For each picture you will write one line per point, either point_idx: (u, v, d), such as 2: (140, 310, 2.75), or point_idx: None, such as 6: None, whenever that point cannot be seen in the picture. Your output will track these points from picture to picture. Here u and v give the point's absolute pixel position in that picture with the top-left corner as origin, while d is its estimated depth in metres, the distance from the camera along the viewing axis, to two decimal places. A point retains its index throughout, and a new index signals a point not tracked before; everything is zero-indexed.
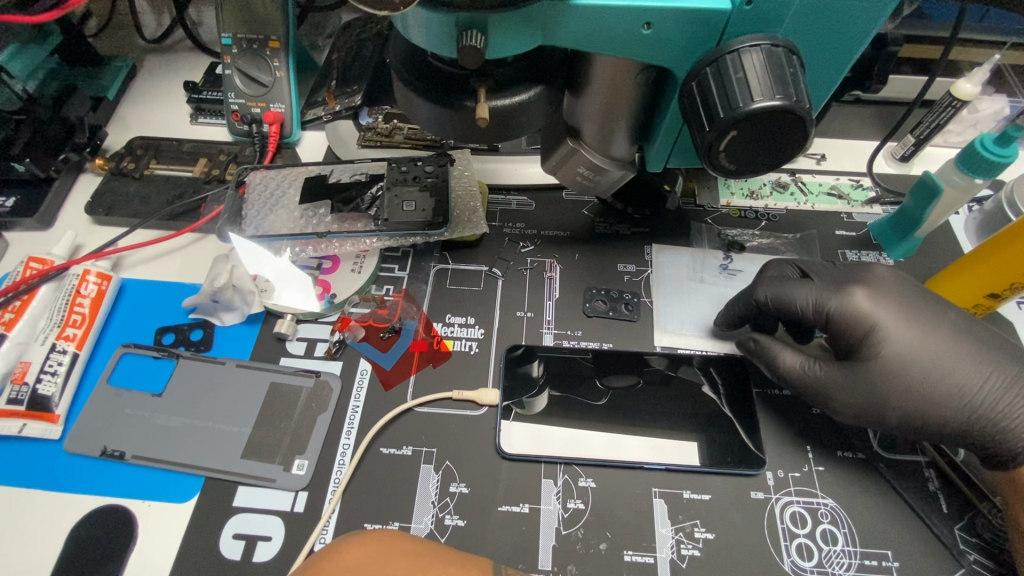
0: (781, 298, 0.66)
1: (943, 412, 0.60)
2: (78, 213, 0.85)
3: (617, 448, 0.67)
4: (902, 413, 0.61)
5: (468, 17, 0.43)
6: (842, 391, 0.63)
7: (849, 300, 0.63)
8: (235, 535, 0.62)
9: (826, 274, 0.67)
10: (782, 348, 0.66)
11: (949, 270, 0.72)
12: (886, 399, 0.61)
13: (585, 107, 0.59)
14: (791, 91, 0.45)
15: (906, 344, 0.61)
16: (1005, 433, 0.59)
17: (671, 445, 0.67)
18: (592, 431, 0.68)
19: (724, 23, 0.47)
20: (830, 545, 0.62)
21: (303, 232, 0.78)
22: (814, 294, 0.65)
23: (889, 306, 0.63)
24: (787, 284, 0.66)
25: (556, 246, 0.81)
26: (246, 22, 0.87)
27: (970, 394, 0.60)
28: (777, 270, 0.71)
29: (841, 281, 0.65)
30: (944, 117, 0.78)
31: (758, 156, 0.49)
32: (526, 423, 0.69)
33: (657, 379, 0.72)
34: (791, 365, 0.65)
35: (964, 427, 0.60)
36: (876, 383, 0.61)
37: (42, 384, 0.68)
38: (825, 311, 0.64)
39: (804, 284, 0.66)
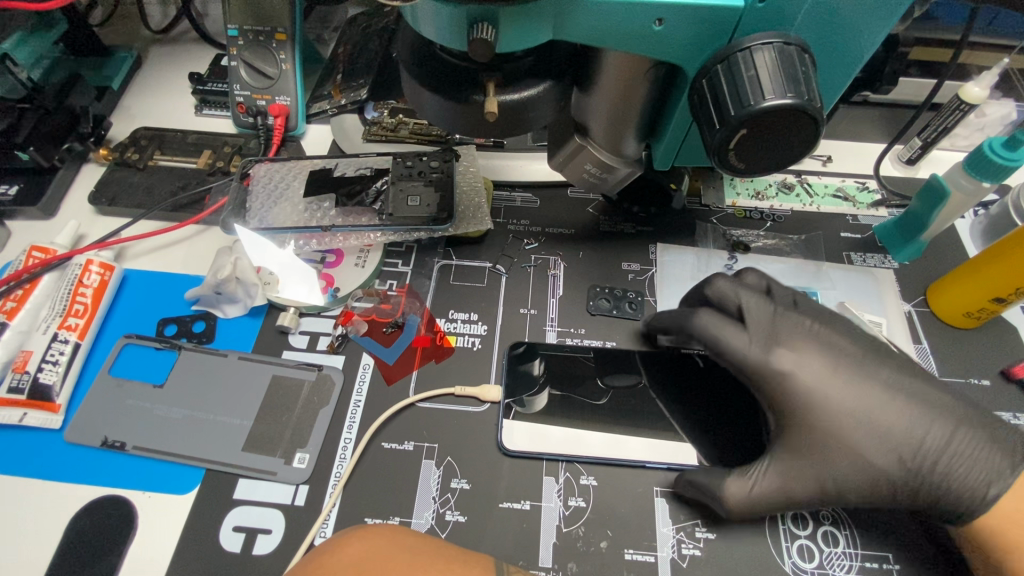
0: (714, 340, 0.63)
1: (891, 480, 0.58)
2: (81, 202, 0.85)
3: (616, 447, 0.66)
4: (859, 490, 0.58)
5: (478, 10, 0.43)
6: (797, 481, 0.58)
7: (776, 359, 0.60)
8: (235, 527, 0.62)
9: (758, 323, 0.63)
10: (727, 473, 0.60)
11: (955, 275, 0.72)
12: (839, 479, 0.58)
13: (593, 104, 0.59)
14: (803, 90, 0.44)
15: (842, 411, 0.58)
16: (959, 488, 0.57)
17: (671, 444, 0.66)
18: (592, 430, 0.67)
19: (736, 20, 0.47)
20: (831, 547, 0.62)
21: (307, 225, 0.77)
22: (745, 343, 0.62)
23: (812, 361, 0.60)
24: (720, 326, 0.63)
25: (560, 243, 0.81)
26: (252, 13, 0.86)
27: (916, 452, 0.57)
28: (718, 295, 0.67)
29: (769, 337, 0.62)
30: (951, 121, 0.78)
31: (767, 155, 0.48)
32: (526, 421, 0.68)
33: (659, 381, 0.71)
34: (736, 494, 0.59)
35: (915, 490, 0.58)
36: (831, 460, 0.58)
37: (43, 373, 0.67)
38: (746, 364, 0.61)
39: (738, 330, 0.62)
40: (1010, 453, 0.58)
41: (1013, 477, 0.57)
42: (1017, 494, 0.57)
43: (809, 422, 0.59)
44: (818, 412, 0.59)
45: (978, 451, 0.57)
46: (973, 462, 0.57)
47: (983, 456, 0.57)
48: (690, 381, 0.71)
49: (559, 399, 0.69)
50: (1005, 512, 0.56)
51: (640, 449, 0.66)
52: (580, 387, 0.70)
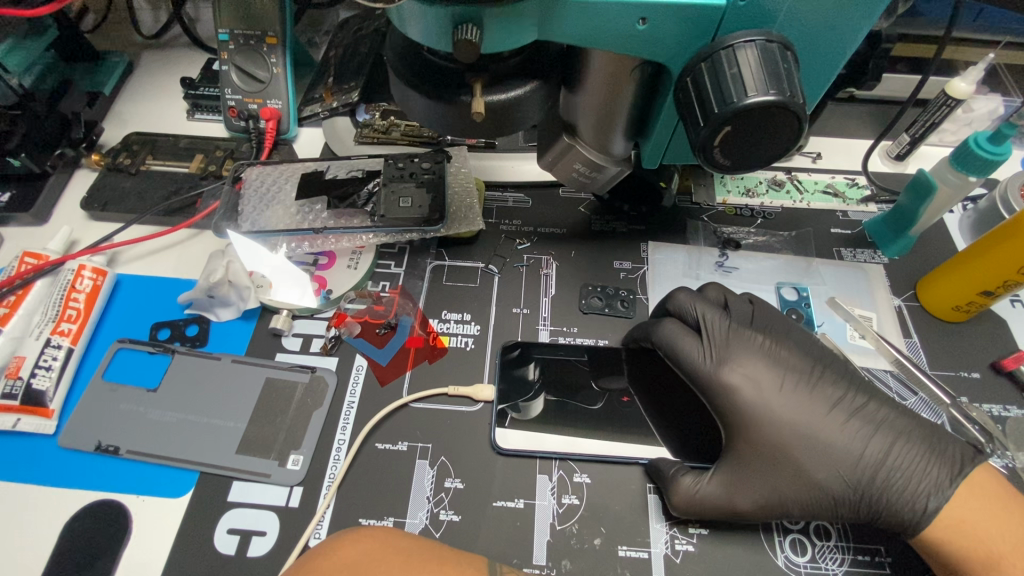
0: (672, 350, 0.66)
1: (830, 493, 0.59)
2: (74, 208, 0.85)
3: (616, 446, 0.67)
4: (799, 502, 0.59)
5: (462, 11, 0.43)
6: (740, 492, 0.60)
7: (726, 371, 0.62)
8: (230, 530, 0.62)
9: (714, 334, 0.65)
10: (682, 470, 0.62)
11: (944, 269, 0.73)
12: (780, 490, 0.59)
13: (581, 104, 0.59)
14: (785, 86, 0.45)
15: (782, 423, 0.60)
16: (900, 500, 0.57)
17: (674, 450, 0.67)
18: (591, 438, 0.67)
19: (719, 19, 0.47)
20: (823, 541, 0.62)
21: (299, 228, 0.77)
22: (701, 354, 0.64)
23: (752, 370, 0.63)
24: (678, 338, 0.66)
25: (552, 243, 0.81)
26: (242, 18, 0.87)
27: (853, 462, 0.59)
28: (680, 307, 0.69)
29: (723, 350, 0.64)
30: (938, 116, 0.79)
31: (751, 153, 0.49)
32: (523, 428, 0.68)
33: (642, 386, 0.71)
34: (684, 490, 0.60)
35: (856, 502, 0.58)
36: (773, 471, 0.60)
37: (36, 379, 0.68)
38: (697, 374, 0.64)
39: (695, 341, 0.65)
40: (950, 465, 0.58)
41: (952, 490, 0.57)
42: (961, 505, 0.56)
43: (751, 432, 0.61)
44: (758, 423, 0.61)
45: (917, 463, 0.58)
46: (911, 473, 0.58)
47: (922, 467, 0.58)
48: (669, 385, 0.71)
49: (553, 399, 0.70)
50: (951, 523, 0.56)
51: (645, 451, 0.66)
52: (577, 392, 0.70)
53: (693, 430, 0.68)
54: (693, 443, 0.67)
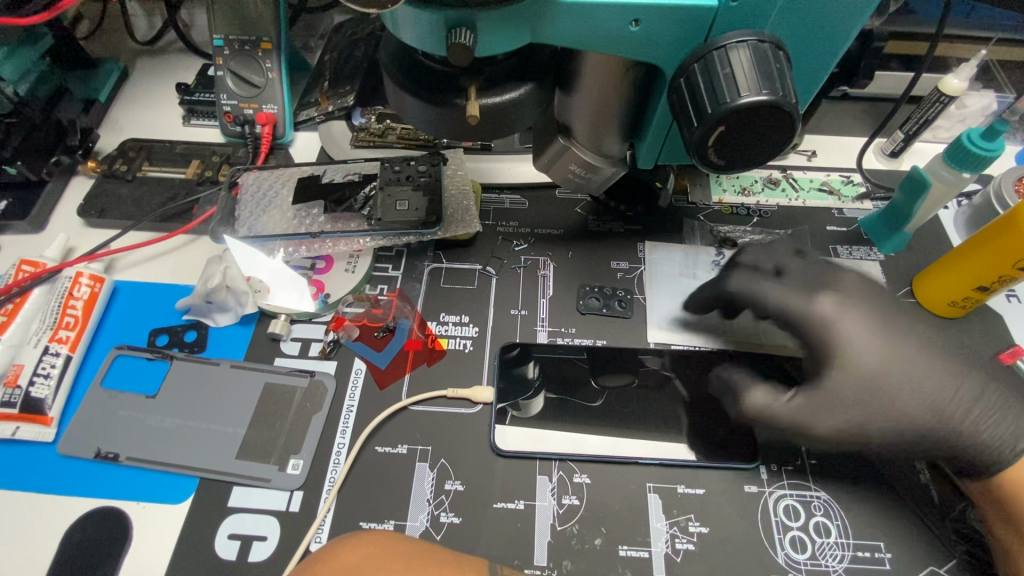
0: (751, 295, 0.69)
1: (921, 426, 0.60)
2: (70, 215, 0.85)
3: (617, 446, 0.67)
4: (880, 429, 0.61)
5: (456, 15, 0.43)
6: (821, 417, 0.62)
7: (812, 305, 0.66)
8: (230, 535, 0.62)
9: (800, 275, 0.69)
10: (753, 395, 0.66)
11: (942, 262, 0.73)
12: (897, 420, 0.61)
13: (576, 105, 0.59)
14: (778, 86, 0.45)
15: (877, 360, 0.62)
16: (979, 440, 0.58)
17: (677, 449, 0.67)
18: (592, 434, 0.68)
19: (710, 19, 0.47)
20: (822, 538, 0.62)
21: (296, 232, 0.78)
22: (781, 295, 0.67)
23: (858, 313, 0.65)
24: (755, 283, 0.69)
25: (549, 244, 0.81)
26: (237, 23, 0.87)
27: (946, 403, 0.60)
28: (750, 259, 0.72)
29: (813, 287, 0.67)
30: (932, 112, 0.79)
31: (747, 152, 0.49)
32: (524, 425, 0.68)
33: (651, 379, 0.72)
34: (755, 405, 0.66)
35: (938, 437, 0.60)
36: (848, 399, 0.62)
37: (35, 387, 0.67)
38: (790, 313, 0.67)
39: (769, 281, 0.69)
40: None
41: None
42: None
43: (847, 363, 0.63)
44: (914, 364, 0.62)
45: (1007, 405, 0.61)
46: (1005, 415, 0.59)
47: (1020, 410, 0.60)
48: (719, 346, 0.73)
49: (552, 401, 0.70)
50: None
51: (648, 452, 0.66)
52: (578, 390, 0.71)
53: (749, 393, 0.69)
54: (712, 428, 0.68)
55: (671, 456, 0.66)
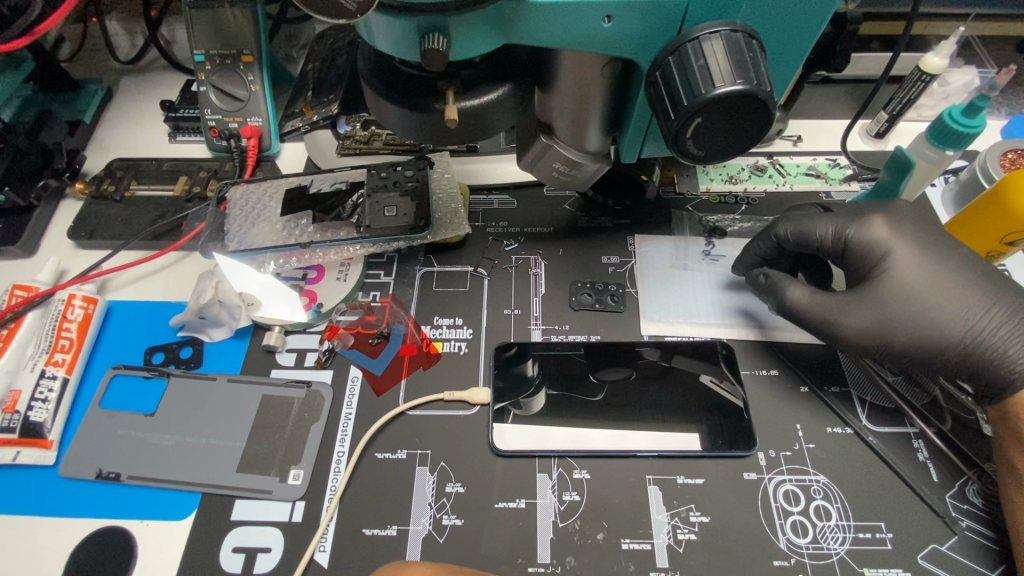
0: (802, 232, 0.69)
1: (946, 338, 0.61)
2: (61, 238, 0.85)
3: (618, 441, 0.67)
4: (908, 336, 0.61)
5: (428, 21, 0.43)
6: (851, 313, 0.63)
7: (868, 228, 0.65)
8: (234, 548, 0.62)
9: (847, 208, 0.69)
10: (788, 284, 0.68)
11: (960, 219, 0.71)
12: (924, 326, 0.61)
13: (556, 103, 0.59)
14: (751, 75, 0.45)
15: (921, 272, 0.62)
16: (1005, 359, 0.59)
17: (677, 438, 0.67)
18: (591, 428, 0.68)
19: (683, 12, 0.47)
20: (824, 521, 0.62)
21: (286, 243, 0.78)
22: (834, 224, 0.67)
23: (910, 235, 0.64)
24: (809, 219, 0.69)
25: (540, 242, 0.82)
26: (217, 38, 0.87)
27: (979, 318, 0.60)
28: (799, 209, 0.74)
29: (861, 212, 0.67)
30: (915, 92, 0.80)
31: (727, 142, 0.49)
32: (524, 424, 0.69)
33: (649, 372, 0.72)
34: (792, 295, 0.67)
35: (964, 354, 0.60)
36: (887, 304, 0.62)
37: (33, 411, 0.68)
38: (844, 239, 0.66)
39: (823, 216, 0.68)
40: None
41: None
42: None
43: (890, 272, 0.63)
44: (949, 280, 0.62)
45: None
46: None
47: None
48: (750, 287, 0.74)
49: (551, 398, 0.70)
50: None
51: (646, 444, 0.66)
52: (577, 385, 0.71)
53: (751, 380, 0.71)
54: (710, 416, 0.69)
55: (671, 447, 0.66)
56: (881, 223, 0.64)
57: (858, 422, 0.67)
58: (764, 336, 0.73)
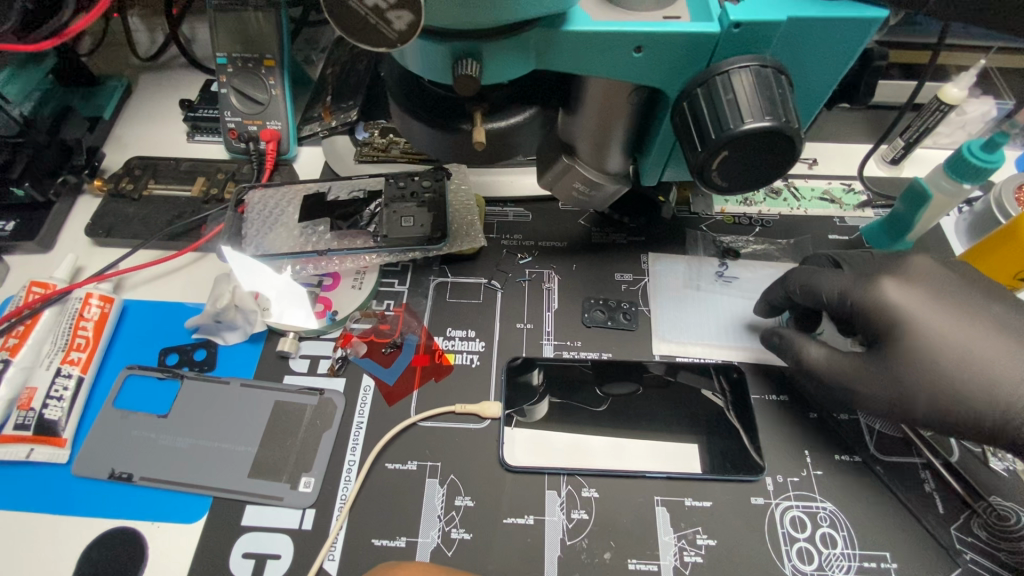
0: (809, 286, 0.67)
1: (971, 409, 0.57)
2: (78, 235, 0.86)
3: (619, 456, 0.69)
4: (929, 406, 0.58)
5: (462, 46, 0.44)
6: (865, 380, 0.61)
7: (875, 291, 0.62)
8: (245, 554, 0.63)
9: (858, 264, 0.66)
10: (805, 343, 0.66)
11: (980, 249, 0.71)
12: (949, 395, 0.58)
13: (579, 126, 0.60)
14: (780, 112, 0.45)
15: (942, 337, 0.59)
16: None
17: (677, 448, 0.69)
18: (592, 435, 0.70)
19: (713, 46, 0.48)
20: (829, 549, 0.63)
21: (303, 250, 0.79)
22: (841, 284, 0.64)
23: (926, 297, 0.61)
24: (816, 273, 0.67)
25: (553, 257, 0.82)
26: (240, 40, 0.88)
27: (1011, 392, 0.56)
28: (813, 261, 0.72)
29: (870, 272, 0.64)
30: (932, 121, 0.80)
31: (754, 173, 0.49)
32: (527, 430, 0.71)
33: (654, 384, 0.75)
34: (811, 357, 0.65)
35: (994, 428, 0.57)
36: (901, 371, 0.59)
37: (48, 409, 0.68)
38: (849, 301, 0.63)
39: (832, 273, 0.66)
40: None
41: None
42: None
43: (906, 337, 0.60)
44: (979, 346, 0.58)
45: None
46: None
47: None
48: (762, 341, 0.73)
49: (553, 405, 0.73)
50: None
51: (644, 455, 0.69)
52: (581, 395, 0.74)
53: (761, 405, 0.71)
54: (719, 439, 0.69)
55: (668, 456, 0.69)
56: (895, 278, 0.62)
57: (865, 451, 0.68)
58: (779, 360, 0.74)
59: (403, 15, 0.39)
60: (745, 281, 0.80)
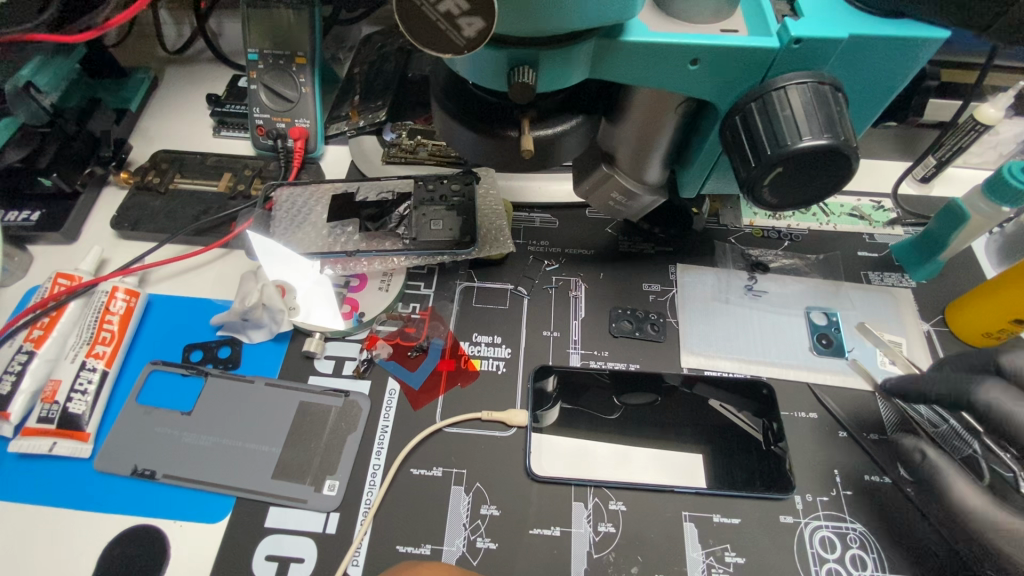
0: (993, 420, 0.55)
1: None
2: (103, 227, 0.85)
3: (624, 468, 0.68)
4: None
5: (521, 54, 0.44)
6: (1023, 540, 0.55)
7: None
8: (268, 556, 0.62)
9: None
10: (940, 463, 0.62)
11: (966, 301, 0.74)
12: None
13: (621, 135, 0.59)
14: (839, 130, 0.45)
15: None
16: None
17: (681, 457, 0.69)
18: (598, 443, 0.70)
19: (770, 62, 0.47)
20: (859, 571, 0.62)
21: (332, 250, 0.78)
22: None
23: None
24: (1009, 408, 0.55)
25: (581, 264, 0.82)
26: (272, 37, 0.88)
27: None
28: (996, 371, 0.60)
29: None
30: (967, 140, 0.80)
31: (805, 191, 0.48)
32: (537, 436, 0.70)
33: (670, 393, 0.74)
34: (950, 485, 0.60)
35: None
36: None
37: (72, 403, 0.68)
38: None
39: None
40: None
41: None
42: None
43: None
44: None
45: None
46: None
47: None
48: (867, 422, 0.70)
49: (565, 412, 0.72)
50: None
51: (649, 463, 0.68)
52: (594, 402, 0.74)
53: (789, 422, 0.71)
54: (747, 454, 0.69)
55: (673, 467, 0.68)
56: None
57: (896, 472, 0.67)
58: (802, 377, 0.73)
59: (474, 22, 0.39)
60: (776, 296, 0.79)
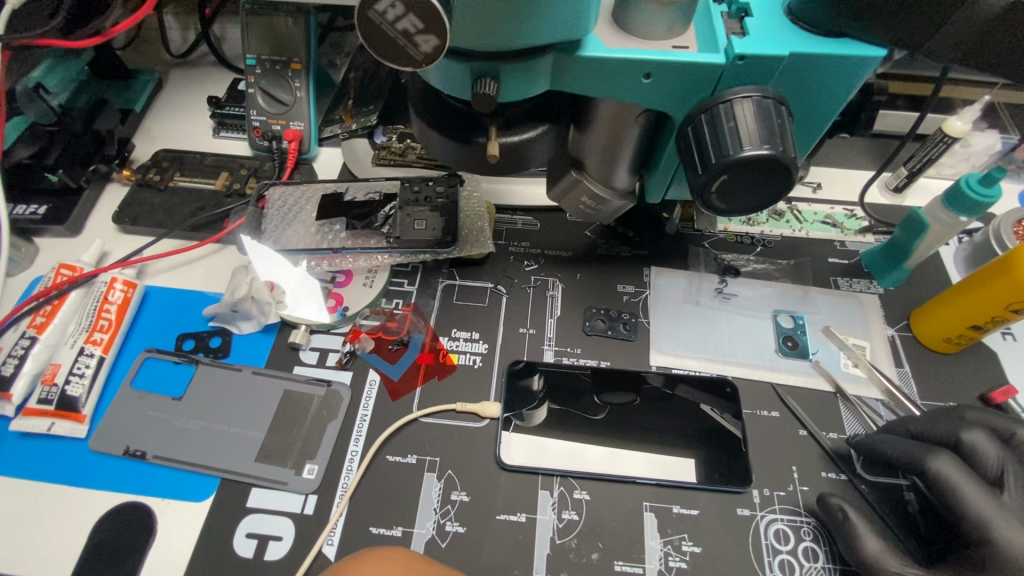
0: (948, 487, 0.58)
1: None
2: (106, 221, 0.90)
3: (613, 464, 0.71)
4: None
5: (482, 66, 0.47)
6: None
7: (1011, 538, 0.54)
8: (248, 534, 0.66)
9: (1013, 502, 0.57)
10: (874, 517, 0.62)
11: (933, 306, 0.76)
12: None
13: (588, 143, 0.63)
14: (779, 141, 0.48)
15: None
16: None
17: (672, 460, 0.71)
18: (590, 445, 0.72)
19: (718, 76, 0.51)
20: (810, 562, 0.65)
21: (318, 247, 0.82)
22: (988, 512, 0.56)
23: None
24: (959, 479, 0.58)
25: (559, 265, 0.85)
26: (269, 44, 0.92)
27: None
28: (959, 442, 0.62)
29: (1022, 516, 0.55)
30: (935, 152, 0.82)
31: (750, 197, 0.52)
32: (525, 434, 0.73)
33: (655, 396, 0.77)
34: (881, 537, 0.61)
35: None
36: None
37: (70, 386, 0.72)
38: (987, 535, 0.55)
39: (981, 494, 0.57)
40: None
41: None
42: None
43: None
44: None
45: None
46: None
47: None
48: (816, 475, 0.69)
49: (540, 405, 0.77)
50: None
51: (640, 462, 0.71)
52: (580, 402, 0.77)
53: (752, 420, 0.73)
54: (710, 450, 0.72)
55: (668, 469, 0.70)
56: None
57: (851, 469, 0.70)
58: (766, 377, 0.76)
59: (429, 39, 0.42)
60: (745, 300, 0.82)
